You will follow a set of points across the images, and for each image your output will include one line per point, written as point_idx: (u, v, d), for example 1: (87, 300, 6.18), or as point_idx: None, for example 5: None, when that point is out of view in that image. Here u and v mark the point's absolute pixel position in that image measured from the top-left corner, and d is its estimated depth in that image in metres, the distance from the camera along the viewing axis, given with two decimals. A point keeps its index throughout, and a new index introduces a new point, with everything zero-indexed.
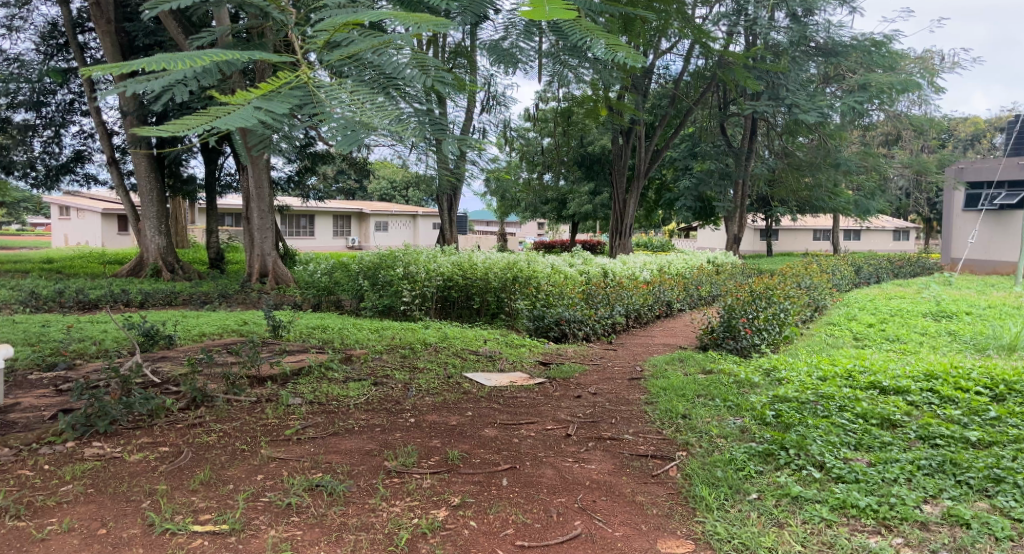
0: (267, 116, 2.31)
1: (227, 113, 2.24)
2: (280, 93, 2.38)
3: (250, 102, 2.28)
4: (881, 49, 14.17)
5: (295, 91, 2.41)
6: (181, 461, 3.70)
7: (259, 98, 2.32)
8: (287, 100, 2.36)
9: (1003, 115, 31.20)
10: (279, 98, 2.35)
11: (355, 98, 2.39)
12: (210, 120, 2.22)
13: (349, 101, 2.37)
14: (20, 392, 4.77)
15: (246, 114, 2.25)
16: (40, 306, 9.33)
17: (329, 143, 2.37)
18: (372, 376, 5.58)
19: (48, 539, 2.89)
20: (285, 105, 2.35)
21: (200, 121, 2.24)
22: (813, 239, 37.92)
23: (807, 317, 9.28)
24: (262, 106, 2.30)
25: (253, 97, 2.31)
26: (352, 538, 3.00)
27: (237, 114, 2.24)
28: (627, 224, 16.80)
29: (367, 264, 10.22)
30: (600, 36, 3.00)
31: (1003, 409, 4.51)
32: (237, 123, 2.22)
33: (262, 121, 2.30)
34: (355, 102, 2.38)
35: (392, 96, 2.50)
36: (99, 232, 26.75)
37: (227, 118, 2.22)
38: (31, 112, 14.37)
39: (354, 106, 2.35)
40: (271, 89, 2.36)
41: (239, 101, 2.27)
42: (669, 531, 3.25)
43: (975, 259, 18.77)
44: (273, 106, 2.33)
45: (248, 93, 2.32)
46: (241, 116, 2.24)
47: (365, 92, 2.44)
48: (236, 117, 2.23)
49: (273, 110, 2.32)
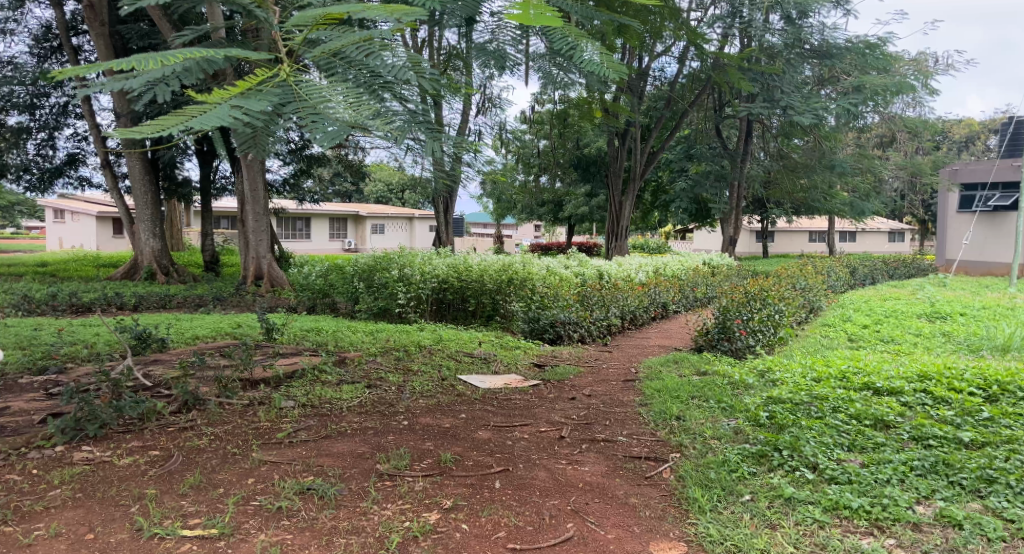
0: (245, 114, 2.29)
1: (201, 112, 2.23)
2: (258, 92, 2.37)
3: (227, 101, 2.28)
4: (876, 51, 14.17)
5: (274, 89, 2.39)
6: (171, 465, 3.68)
7: (238, 97, 2.32)
8: (267, 98, 2.36)
9: (997, 117, 31.42)
10: (256, 97, 2.34)
11: (339, 96, 2.36)
12: (187, 121, 2.20)
13: (332, 100, 2.34)
14: (9, 396, 4.73)
15: (222, 114, 2.23)
16: (33, 309, 9.31)
17: (314, 144, 2.37)
18: (366, 379, 5.56)
19: (35, 545, 2.87)
20: (264, 104, 2.34)
21: (175, 121, 2.22)
22: (808, 240, 38.08)
23: (802, 318, 9.31)
24: (240, 105, 2.29)
25: (230, 96, 2.30)
26: (342, 542, 2.98)
27: (212, 113, 2.22)
28: (623, 226, 16.81)
29: (362, 266, 10.14)
30: (589, 41, 3.01)
31: (996, 409, 4.52)
32: (213, 121, 2.21)
33: (240, 119, 2.29)
34: (337, 99, 2.34)
35: (380, 95, 2.45)
36: (93, 236, 26.66)
37: (202, 117, 2.20)
38: (24, 114, 14.33)
39: (338, 102, 2.34)
40: (250, 88, 2.36)
41: (215, 100, 2.26)
42: (661, 533, 3.24)
43: (969, 260, 18.93)
44: (250, 105, 2.31)
45: (225, 93, 2.31)
46: (217, 114, 2.23)
47: (349, 91, 2.40)
48: (211, 116, 2.21)
49: (251, 109, 2.31)
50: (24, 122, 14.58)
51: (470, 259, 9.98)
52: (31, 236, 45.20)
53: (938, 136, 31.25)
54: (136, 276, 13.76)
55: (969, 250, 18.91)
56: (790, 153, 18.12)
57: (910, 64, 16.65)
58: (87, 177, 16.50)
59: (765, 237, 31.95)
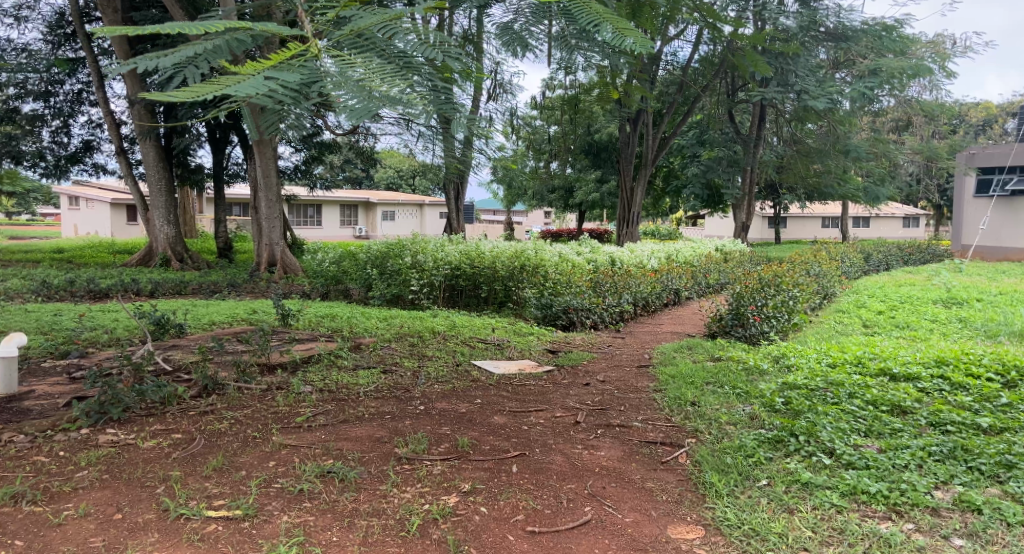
0: (279, 88, 2.29)
1: (237, 83, 2.24)
2: (291, 65, 2.36)
3: (261, 72, 2.29)
4: (893, 34, 13.89)
5: (308, 63, 2.37)
6: (194, 448, 3.74)
7: (270, 69, 2.32)
8: (300, 71, 2.34)
9: (1016, 100, 30.98)
10: (293, 70, 2.34)
11: (367, 68, 2.31)
12: (222, 88, 2.21)
13: (358, 72, 2.29)
14: (33, 380, 4.82)
15: (256, 83, 2.25)
16: (52, 295, 9.46)
17: (342, 119, 2.30)
18: (382, 364, 5.62)
19: (64, 525, 2.92)
20: (298, 77, 2.33)
21: (211, 89, 2.25)
22: (821, 226, 37.99)
23: (815, 305, 9.23)
24: (274, 77, 2.30)
25: (264, 69, 2.30)
26: (364, 524, 3.02)
27: (247, 83, 2.24)
28: (634, 212, 16.62)
29: (375, 253, 10.22)
30: (608, 21, 2.93)
31: (1015, 395, 4.49)
32: (248, 90, 2.22)
33: (273, 92, 2.29)
34: (367, 71, 2.29)
35: (401, 68, 2.40)
36: (108, 223, 26.90)
37: (238, 85, 2.21)
38: (39, 101, 14.46)
39: (365, 76, 2.27)
40: (282, 60, 2.35)
41: (249, 72, 2.28)
42: (678, 517, 3.26)
43: (985, 246, 18.73)
44: (287, 77, 2.32)
45: (258, 65, 2.32)
46: (252, 84, 2.24)
47: (374, 63, 2.36)
48: (247, 86, 2.23)
49: (285, 81, 2.31)
50: (39, 109, 14.69)
51: (482, 246, 9.96)
52: (47, 223, 46.09)
53: (956, 119, 30.76)
54: (151, 263, 13.85)
55: (985, 236, 18.70)
56: (804, 138, 18.02)
57: (926, 47, 16.40)
58: (101, 164, 16.59)
59: (779, 224, 31.65)
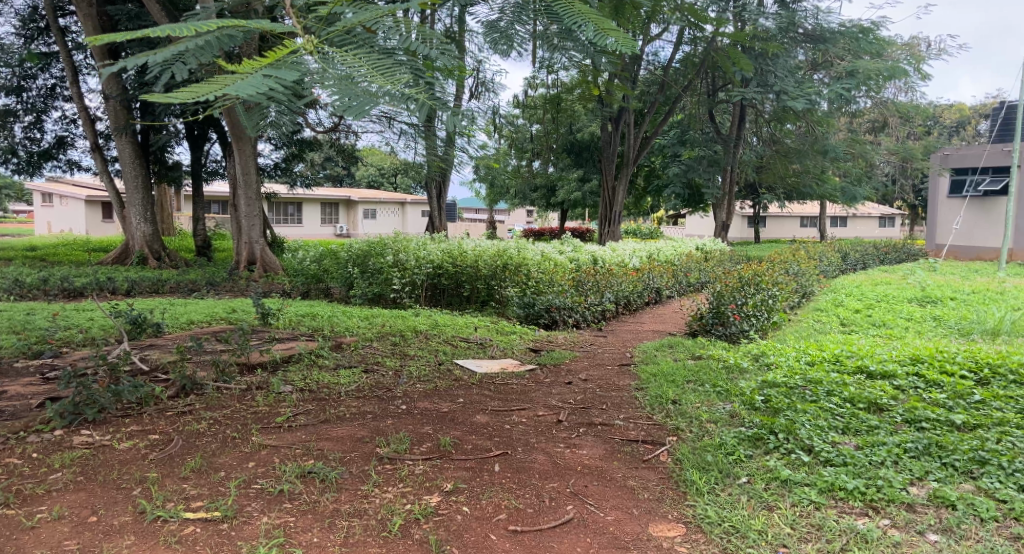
0: (277, 86, 2.21)
1: (237, 81, 2.16)
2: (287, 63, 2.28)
3: (259, 71, 2.19)
4: (869, 36, 14.07)
5: (303, 60, 2.30)
6: (171, 449, 3.69)
7: (269, 66, 2.22)
8: (297, 67, 2.26)
9: (989, 103, 31.59)
10: (290, 66, 2.27)
11: (356, 63, 2.29)
12: (221, 87, 2.14)
13: (355, 71, 2.25)
14: (6, 380, 4.72)
15: (256, 82, 2.16)
16: (25, 293, 9.29)
17: (337, 117, 2.26)
18: (363, 363, 5.58)
19: (37, 528, 2.87)
20: (295, 74, 2.26)
21: (209, 88, 2.17)
22: (800, 226, 38.47)
23: (794, 302, 9.37)
24: (272, 75, 2.21)
25: (262, 67, 2.21)
26: (345, 524, 3.00)
27: (247, 81, 2.15)
28: (615, 211, 16.68)
29: (356, 252, 10.12)
30: (592, 20, 2.90)
31: (988, 392, 4.57)
32: (248, 90, 2.13)
33: (271, 90, 2.20)
34: (364, 70, 2.25)
35: (393, 66, 2.37)
36: (83, 220, 26.44)
37: (238, 85, 2.13)
38: (11, 96, 14.18)
39: (360, 75, 2.24)
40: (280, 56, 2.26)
41: (247, 70, 2.19)
42: (659, 515, 3.28)
43: (958, 246, 19.05)
44: (284, 74, 2.24)
45: (254, 63, 2.22)
46: (251, 83, 2.15)
47: (367, 61, 2.31)
48: (248, 84, 2.14)
49: (283, 78, 2.23)
50: (10, 104, 14.39)
51: (464, 245, 9.93)
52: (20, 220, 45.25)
53: (931, 121, 31.28)
54: (127, 261, 13.62)
55: (958, 235, 19.02)
56: (783, 139, 18.23)
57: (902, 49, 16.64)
58: (76, 160, 16.29)
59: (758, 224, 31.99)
